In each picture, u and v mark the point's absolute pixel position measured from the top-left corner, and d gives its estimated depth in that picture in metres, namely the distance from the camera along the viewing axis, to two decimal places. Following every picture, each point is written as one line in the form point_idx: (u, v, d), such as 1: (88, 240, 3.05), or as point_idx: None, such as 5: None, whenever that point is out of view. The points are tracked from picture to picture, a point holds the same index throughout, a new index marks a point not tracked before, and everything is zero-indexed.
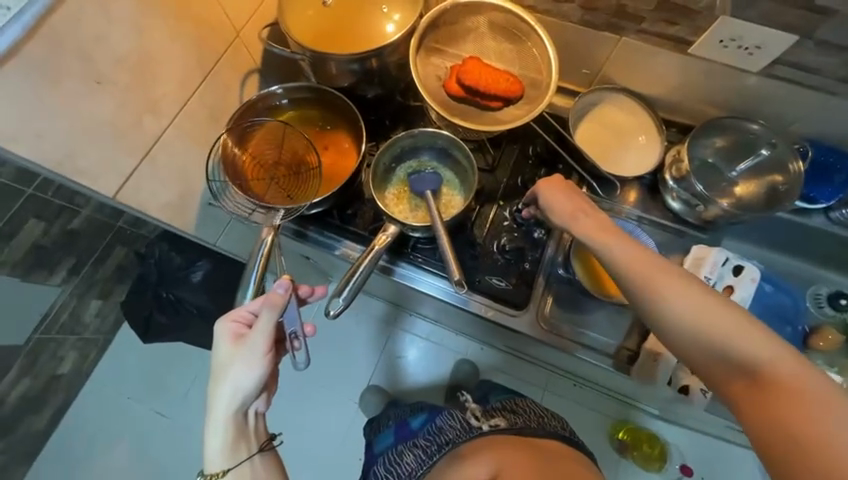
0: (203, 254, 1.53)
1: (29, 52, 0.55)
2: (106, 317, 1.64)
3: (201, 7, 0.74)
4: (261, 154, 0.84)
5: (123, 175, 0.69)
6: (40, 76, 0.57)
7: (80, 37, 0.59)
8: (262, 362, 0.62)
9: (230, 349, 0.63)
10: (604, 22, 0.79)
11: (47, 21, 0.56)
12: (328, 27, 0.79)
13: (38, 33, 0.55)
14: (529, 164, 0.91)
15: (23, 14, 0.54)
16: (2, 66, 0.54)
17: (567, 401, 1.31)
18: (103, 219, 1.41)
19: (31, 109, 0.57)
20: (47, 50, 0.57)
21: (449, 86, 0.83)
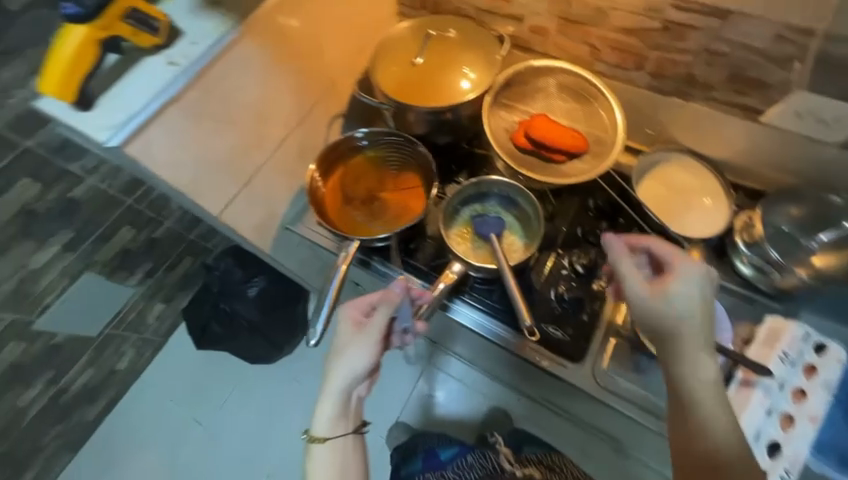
0: (262, 272, 1.66)
1: (187, 98, 0.65)
2: (165, 320, 1.83)
3: (311, 59, 0.84)
4: (340, 187, 0.93)
5: (228, 198, 0.80)
6: (190, 116, 0.67)
7: (224, 86, 0.69)
8: (376, 347, 0.69)
9: (348, 332, 0.70)
10: (672, 88, 0.83)
11: (202, 76, 0.65)
12: (412, 82, 0.89)
13: (197, 83, 0.65)
14: (590, 216, 0.93)
15: (190, 70, 0.64)
16: (166, 108, 0.63)
17: (604, 467, 1.23)
18: (180, 230, 1.64)
19: (174, 145, 0.67)
20: (197, 98, 0.67)
21: (517, 139, 0.89)
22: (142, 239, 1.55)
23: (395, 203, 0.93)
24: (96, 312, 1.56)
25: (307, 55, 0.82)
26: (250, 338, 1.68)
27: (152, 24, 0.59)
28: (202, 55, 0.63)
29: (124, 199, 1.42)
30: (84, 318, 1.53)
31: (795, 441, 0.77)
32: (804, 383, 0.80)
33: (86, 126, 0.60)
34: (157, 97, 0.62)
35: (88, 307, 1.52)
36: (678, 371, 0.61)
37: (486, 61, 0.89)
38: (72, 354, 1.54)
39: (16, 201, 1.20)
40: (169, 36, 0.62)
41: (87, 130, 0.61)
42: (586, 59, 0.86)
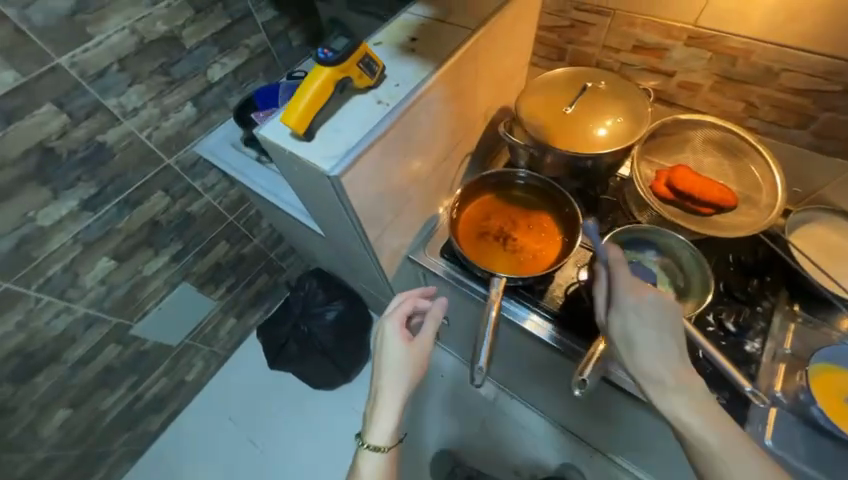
0: (340, 296, 1.70)
1: (391, 134, 0.65)
2: (233, 335, 1.92)
3: (469, 102, 0.87)
4: (473, 221, 0.95)
5: (381, 226, 0.81)
6: (386, 150, 0.66)
7: (415, 124, 0.70)
8: (415, 361, 0.84)
9: (403, 347, 0.83)
10: (836, 149, 0.80)
11: (407, 114, 0.66)
12: (554, 127, 0.92)
13: (401, 121, 0.65)
14: (732, 272, 0.88)
15: (398, 108, 0.64)
16: (374, 144, 0.62)
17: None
18: (264, 249, 1.85)
19: (370, 178, 0.67)
20: (398, 134, 0.67)
21: (659, 187, 0.87)
22: (233, 254, 1.71)
23: (526, 243, 0.92)
24: (182, 323, 1.67)
25: (468, 98, 0.86)
26: (321, 363, 1.67)
27: (374, 68, 0.64)
28: (410, 95, 0.66)
29: (228, 216, 1.59)
30: (172, 327, 1.63)
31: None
32: None
33: (309, 157, 0.60)
34: (375, 133, 0.62)
35: (178, 317, 1.63)
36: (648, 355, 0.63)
37: (634, 113, 0.89)
38: (156, 360, 1.63)
39: (147, 214, 1.30)
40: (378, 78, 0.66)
41: (310, 161, 0.60)
42: (738, 115, 0.86)
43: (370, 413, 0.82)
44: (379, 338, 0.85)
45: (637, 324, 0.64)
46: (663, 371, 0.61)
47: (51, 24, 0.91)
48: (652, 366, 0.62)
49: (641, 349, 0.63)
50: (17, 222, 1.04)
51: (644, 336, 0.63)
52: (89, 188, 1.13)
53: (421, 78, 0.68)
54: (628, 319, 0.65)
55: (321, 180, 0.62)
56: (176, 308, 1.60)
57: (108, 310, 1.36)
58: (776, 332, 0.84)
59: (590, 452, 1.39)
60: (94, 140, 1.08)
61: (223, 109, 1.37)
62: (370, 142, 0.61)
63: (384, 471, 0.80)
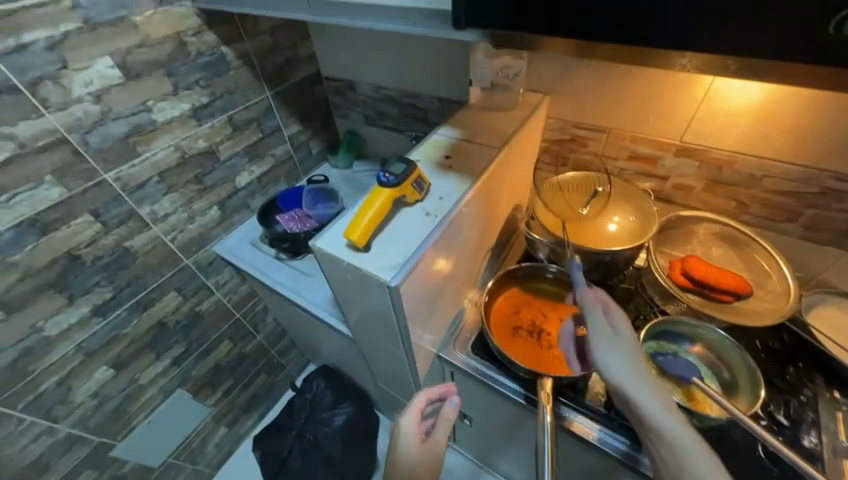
0: (349, 396, 1.58)
1: (440, 243, 0.70)
2: (222, 447, 1.74)
3: (494, 205, 0.95)
4: (505, 314, 0.97)
5: (421, 324, 0.82)
6: (435, 257, 0.71)
7: (457, 230, 0.76)
8: (425, 467, 0.71)
9: (412, 448, 0.74)
10: (827, 239, 0.90)
11: (453, 221, 0.72)
12: (571, 225, 1.01)
13: (448, 231, 0.71)
14: (764, 359, 0.90)
15: (446, 218, 0.70)
16: (428, 253, 0.66)
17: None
18: (266, 345, 1.77)
19: (421, 283, 0.70)
20: (445, 240, 0.72)
21: (676, 277, 0.93)
22: (234, 353, 1.62)
23: (561, 336, 0.93)
24: (169, 437, 1.49)
25: (494, 202, 0.94)
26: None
27: (421, 185, 0.72)
28: (455, 205, 0.73)
29: (236, 313, 1.55)
30: (157, 444, 1.45)
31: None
32: None
33: (369, 268, 0.63)
34: (428, 241, 0.66)
35: (166, 430, 1.46)
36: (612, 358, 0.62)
37: (643, 210, 0.99)
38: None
39: (155, 317, 1.25)
40: (424, 193, 0.74)
41: (371, 272, 0.63)
42: (732, 210, 0.97)
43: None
44: (391, 440, 0.77)
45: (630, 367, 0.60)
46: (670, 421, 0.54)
47: (107, 144, 0.98)
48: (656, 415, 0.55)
49: (640, 395, 0.57)
50: (23, 335, 0.96)
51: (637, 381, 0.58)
52: (105, 293, 1.09)
53: (462, 189, 0.76)
54: (614, 362, 0.60)
55: (378, 288, 0.65)
56: (166, 420, 1.44)
57: (93, 428, 1.21)
58: (830, 422, 0.81)
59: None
60: (121, 246, 1.09)
61: (245, 211, 1.44)
62: (427, 249, 0.65)
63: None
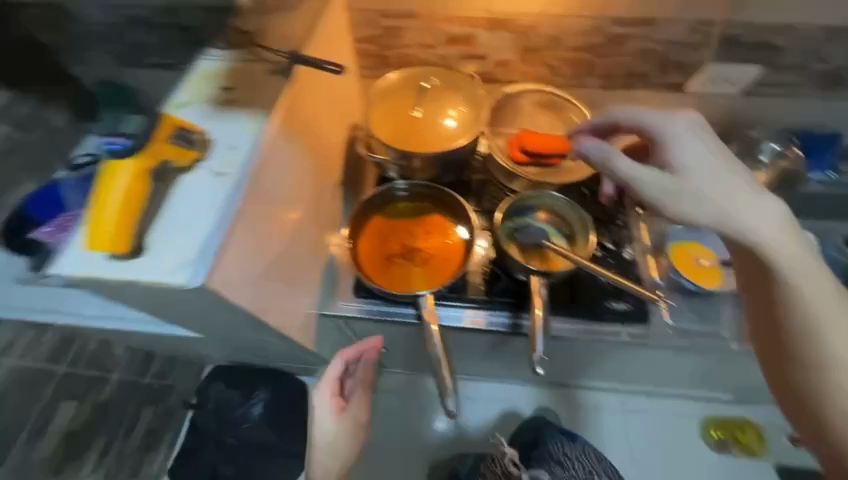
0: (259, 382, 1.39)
1: (247, 213, 0.55)
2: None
3: (315, 138, 0.79)
4: (372, 250, 0.90)
5: (280, 304, 0.71)
6: (251, 229, 0.57)
7: (270, 187, 0.61)
8: (342, 431, 0.89)
9: (331, 418, 0.88)
10: (616, 82, 0.98)
11: (258, 174, 0.57)
12: (409, 132, 0.93)
13: (250, 193, 0.55)
14: (592, 201, 1.03)
15: (241, 178, 0.54)
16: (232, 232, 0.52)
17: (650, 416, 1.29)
18: (133, 379, 1.39)
19: (245, 262, 0.56)
20: (257, 200, 0.57)
21: (514, 155, 0.97)
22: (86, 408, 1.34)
23: (431, 249, 0.92)
24: None
25: (310, 133, 0.77)
26: (270, 466, 1.35)
27: (191, 140, 0.54)
28: (253, 154, 0.56)
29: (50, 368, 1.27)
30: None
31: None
32: None
33: (156, 276, 0.49)
34: (228, 210, 0.51)
35: None
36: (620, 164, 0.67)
37: (471, 101, 0.95)
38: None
39: None
40: (204, 146, 0.55)
41: (158, 280, 0.49)
42: (546, 76, 0.98)
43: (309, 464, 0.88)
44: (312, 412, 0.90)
45: (738, 172, 0.63)
46: (767, 213, 0.60)
47: None
48: (751, 213, 0.60)
49: (728, 201, 0.60)
50: None
51: (731, 181, 0.62)
52: None
53: (257, 129, 0.59)
54: (698, 177, 0.63)
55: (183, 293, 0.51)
56: None
57: None
58: (638, 233, 1.02)
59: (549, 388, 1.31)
60: None
61: None
62: (224, 228, 0.50)
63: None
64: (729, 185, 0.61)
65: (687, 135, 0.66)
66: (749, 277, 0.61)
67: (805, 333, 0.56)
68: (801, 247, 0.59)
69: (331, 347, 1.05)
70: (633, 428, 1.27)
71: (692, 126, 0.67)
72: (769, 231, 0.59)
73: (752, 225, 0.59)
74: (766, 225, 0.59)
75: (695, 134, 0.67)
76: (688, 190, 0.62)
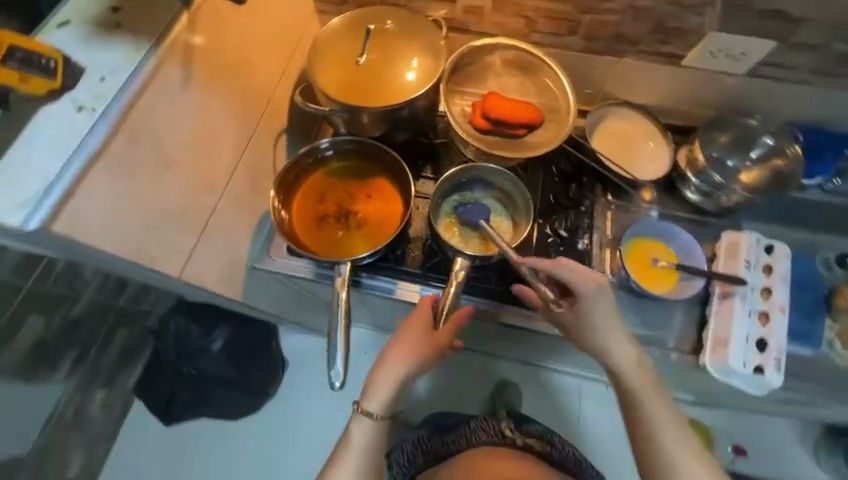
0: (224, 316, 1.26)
1: (116, 151, 0.53)
2: (114, 407, 1.32)
3: (244, 79, 0.73)
4: (306, 208, 0.85)
5: (186, 253, 0.67)
6: (127, 170, 0.55)
7: (157, 127, 0.57)
8: (436, 351, 0.78)
9: (426, 337, 0.78)
10: (603, 48, 0.88)
11: (130, 114, 0.54)
12: (358, 83, 0.83)
13: (121, 130, 0.53)
14: (557, 182, 0.96)
15: (107, 113, 0.51)
16: (91, 168, 0.50)
17: (604, 404, 1.31)
18: (107, 301, 1.24)
19: (117, 204, 0.54)
20: (130, 144, 0.54)
21: (476, 121, 0.88)
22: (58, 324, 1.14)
23: (370, 214, 0.86)
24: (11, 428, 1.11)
25: (239, 73, 0.72)
26: (230, 397, 1.30)
27: (43, 64, 0.49)
28: (123, 91, 0.53)
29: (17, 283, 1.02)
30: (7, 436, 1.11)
31: (777, 333, 0.86)
32: (767, 280, 0.89)
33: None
34: (84, 150, 0.50)
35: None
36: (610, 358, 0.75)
37: (433, 50, 0.85)
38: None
39: None
40: (70, 76, 0.51)
41: None
42: (523, 31, 0.89)
43: (371, 383, 0.77)
44: (398, 332, 0.78)
45: (626, 338, 0.75)
46: (638, 375, 0.75)
47: None
48: (627, 369, 0.75)
49: (609, 345, 0.74)
50: None
51: (614, 341, 0.74)
52: None
53: (135, 60, 0.54)
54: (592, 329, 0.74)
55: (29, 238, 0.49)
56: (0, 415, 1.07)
57: None
58: (600, 222, 0.95)
59: (508, 364, 1.35)
60: None
61: None
62: (78, 163, 0.49)
63: (367, 442, 0.76)
64: (620, 355, 0.74)
65: (597, 298, 0.72)
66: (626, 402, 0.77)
67: (648, 437, 0.73)
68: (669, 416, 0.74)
69: (275, 298, 1.01)
70: (586, 410, 1.30)
71: (600, 293, 0.73)
72: (638, 390, 0.74)
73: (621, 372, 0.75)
74: (635, 375, 0.74)
75: (601, 304, 0.73)
76: (579, 322, 0.75)
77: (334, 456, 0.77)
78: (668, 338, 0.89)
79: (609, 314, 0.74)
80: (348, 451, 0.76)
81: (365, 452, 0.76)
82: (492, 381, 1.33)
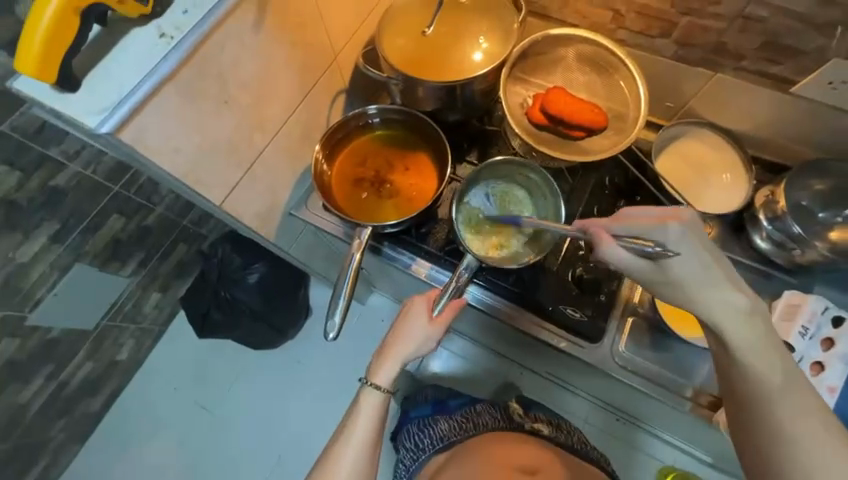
0: (263, 255, 1.35)
1: (184, 78, 0.59)
2: (164, 309, 1.50)
3: (312, 32, 0.76)
4: (345, 169, 0.88)
5: (230, 186, 0.74)
6: (189, 98, 0.61)
7: (222, 63, 0.63)
8: (437, 335, 0.76)
9: (427, 320, 0.76)
10: (697, 57, 0.78)
11: (201, 48, 0.60)
12: (421, 53, 0.82)
13: (192, 60, 0.59)
14: (607, 194, 0.90)
15: (183, 43, 0.58)
16: (161, 89, 0.58)
17: (606, 436, 1.25)
18: (174, 218, 1.34)
19: (177, 125, 0.61)
20: (196, 75, 0.61)
21: (532, 113, 0.83)
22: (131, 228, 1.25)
23: (404, 186, 0.87)
24: (81, 307, 1.25)
25: (308, 26, 0.75)
26: (256, 328, 1.38)
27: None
28: (199, 25, 0.59)
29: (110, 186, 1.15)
30: (78, 311, 1.25)
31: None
32: (822, 355, 0.78)
33: (74, 112, 0.54)
34: (157, 72, 0.56)
35: (72, 304, 1.22)
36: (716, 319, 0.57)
37: (503, 29, 0.82)
38: (66, 351, 1.27)
39: None
40: (158, 5, 0.58)
41: (74, 116, 0.54)
42: (608, 26, 0.82)
43: (377, 357, 0.78)
44: (404, 309, 0.77)
45: (733, 295, 0.56)
46: (760, 346, 0.56)
47: None
48: (738, 341, 0.56)
49: (712, 307, 0.56)
50: None
51: (718, 302, 0.56)
52: None
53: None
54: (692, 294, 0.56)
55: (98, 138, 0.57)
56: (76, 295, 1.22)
57: None
58: None
59: (518, 370, 1.32)
60: None
61: None
62: (151, 83, 0.56)
63: (375, 412, 0.76)
64: (730, 325, 0.56)
65: (683, 243, 0.55)
66: (735, 410, 0.59)
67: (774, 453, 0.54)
68: (804, 411, 0.54)
69: (306, 249, 1.07)
70: (587, 436, 1.26)
71: (688, 233, 0.55)
72: (755, 363, 0.56)
73: (730, 343, 0.57)
74: (758, 355, 0.56)
75: (689, 243, 0.55)
76: (677, 285, 0.57)
77: (347, 424, 0.76)
78: (688, 385, 0.83)
79: (719, 267, 0.56)
80: (358, 418, 0.76)
81: (372, 422, 0.75)
82: (498, 381, 1.32)
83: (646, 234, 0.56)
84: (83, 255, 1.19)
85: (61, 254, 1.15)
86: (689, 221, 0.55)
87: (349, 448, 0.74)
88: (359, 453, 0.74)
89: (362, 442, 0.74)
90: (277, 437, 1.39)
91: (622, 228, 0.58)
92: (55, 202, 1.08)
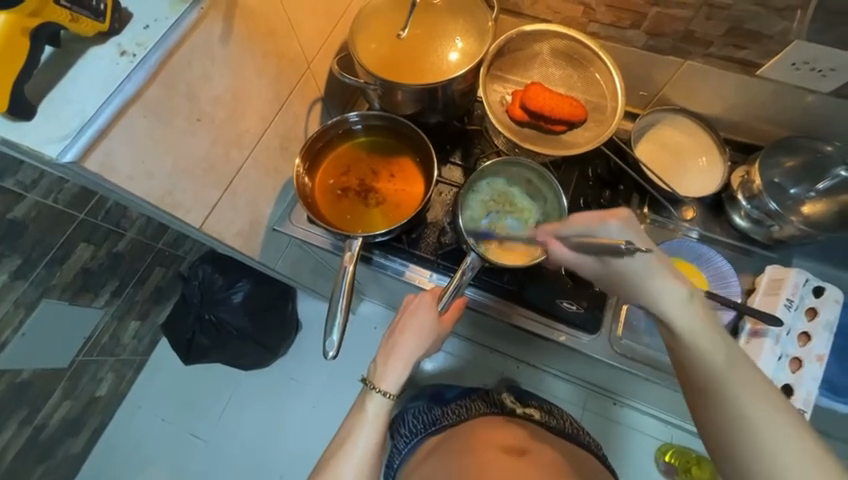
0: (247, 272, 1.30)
1: (150, 97, 0.56)
2: (143, 337, 1.42)
3: (283, 40, 0.74)
4: (328, 179, 0.85)
5: (208, 207, 0.70)
6: (159, 118, 0.58)
7: (190, 79, 0.60)
8: (442, 331, 0.77)
9: (433, 319, 0.75)
10: (668, 47, 0.80)
11: (167, 64, 0.56)
12: (396, 56, 0.80)
13: (159, 77, 0.56)
14: (591, 186, 0.91)
15: (147, 59, 0.54)
16: (127, 110, 0.54)
17: (605, 420, 1.27)
18: (147, 241, 1.27)
19: (146, 148, 0.58)
20: (164, 94, 0.58)
21: (513, 111, 0.83)
22: (102, 255, 1.18)
23: (391, 192, 0.86)
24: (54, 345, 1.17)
25: (279, 34, 0.72)
26: (245, 349, 1.32)
27: (94, 6, 0.51)
28: (162, 39, 0.55)
29: (74, 213, 1.07)
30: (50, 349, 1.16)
31: (808, 384, 0.80)
32: (808, 325, 0.81)
33: (31, 143, 0.50)
34: (121, 93, 0.53)
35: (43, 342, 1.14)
36: (660, 305, 0.55)
37: (477, 27, 0.81)
38: (40, 392, 1.19)
39: None
40: (116, 20, 0.54)
41: (33, 147, 0.50)
42: (579, 20, 0.83)
43: (381, 361, 0.75)
44: (408, 308, 0.77)
45: (672, 283, 0.54)
46: (708, 338, 0.53)
47: None
48: (699, 335, 0.53)
49: (658, 293, 0.55)
50: None
51: (666, 288, 0.55)
52: None
53: (177, 11, 0.56)
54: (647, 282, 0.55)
55: (63, 168, 0.53)
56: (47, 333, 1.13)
57: None
58: None
59: (516, 364, 1.33)
60: None
61: None
62: (115, 106, 0.52)
63: (381, 418, 0.74)
64: (676, 312, 0.54)
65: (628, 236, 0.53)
66: (692, 392, 0.54)
67: (723, 427, 0.50)
68: (755, 389, 0.49)
69: (292, 263, 1.03)
70: (587, 423, 1.27)
71: (626, 228, 0.54)
72: (709, 356, 0.52)
73: (678, 328, 0.54)
74: (685, 321, 0.54)
75: (631, 237, 0.54)
76: (620, 276, 0.57)
77: (349, 431, 0.74)
78: None
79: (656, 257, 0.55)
80: (360, 428, 0.73)
81: (376, 431, 0.73)
82: (496, 376, 1.32)
83: (590, 235, 0.56)
84: (51, 289, 1.11)
85: (27, 290, 1.07)
86: (624, 215, 0.54)
87: (352, 459, 0.71)
88: (364, 461, 0.71)
89: (364, 449, 0.72)
90: (275, 455, 1.34)
91: (575, 229, 0.57)
92: (15, 234, 0.99)
